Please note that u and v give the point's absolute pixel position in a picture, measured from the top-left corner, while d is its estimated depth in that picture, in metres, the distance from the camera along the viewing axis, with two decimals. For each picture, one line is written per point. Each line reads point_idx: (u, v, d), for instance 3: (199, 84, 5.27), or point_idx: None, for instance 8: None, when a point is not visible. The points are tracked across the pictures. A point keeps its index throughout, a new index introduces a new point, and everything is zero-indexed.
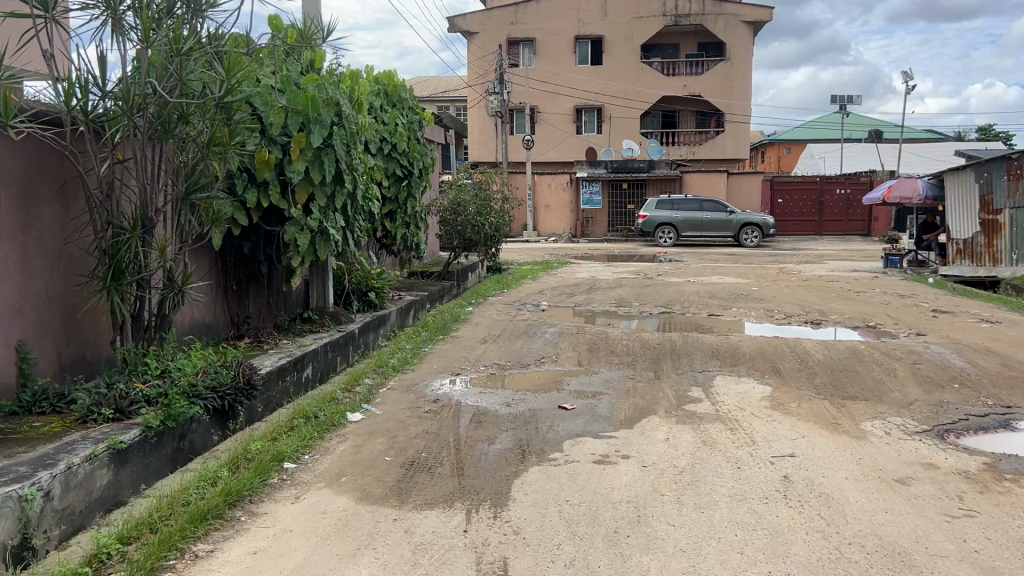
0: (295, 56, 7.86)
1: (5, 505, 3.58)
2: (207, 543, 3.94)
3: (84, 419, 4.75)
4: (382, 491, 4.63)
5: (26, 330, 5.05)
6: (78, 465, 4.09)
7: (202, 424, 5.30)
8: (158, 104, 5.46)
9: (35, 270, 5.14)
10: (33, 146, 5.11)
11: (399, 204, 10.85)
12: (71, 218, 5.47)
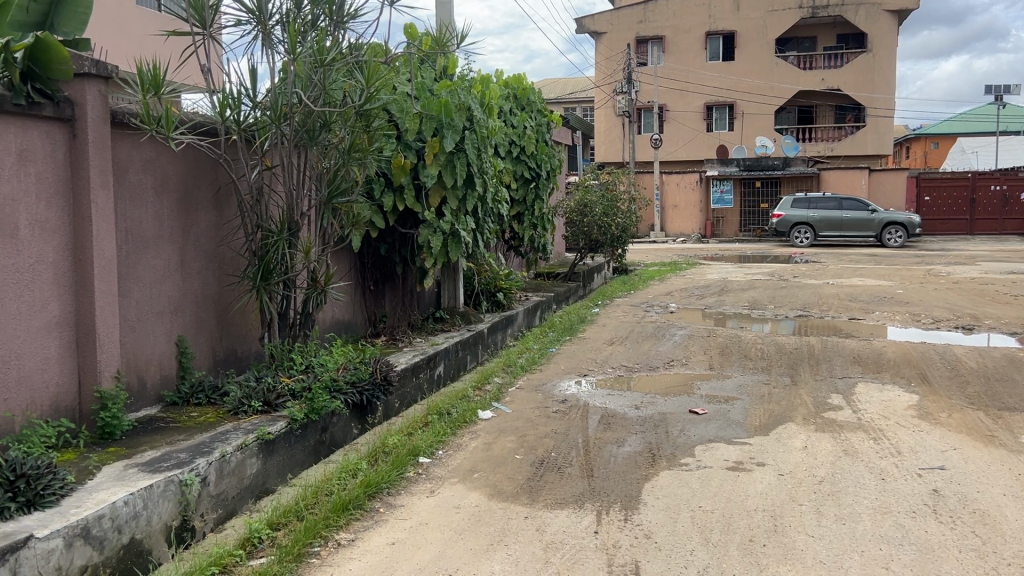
0: (429, 63, 8.08)
1: (169, 488, 3.87)
2: (349, 532, 4.12)
3: (235, 410, 5.07)
4: (513, 489, 4.70)
5: (185, 326, 5.43)
6: (231, 454, 4.36)
7: (343, 417, 5.54)
8: (304, 113, 5.77)
9: (193, 271, 5.52)
10: (192, 155, 5.48)
11: (527, 206, 10.97)
12: (225, 223, 5.83)
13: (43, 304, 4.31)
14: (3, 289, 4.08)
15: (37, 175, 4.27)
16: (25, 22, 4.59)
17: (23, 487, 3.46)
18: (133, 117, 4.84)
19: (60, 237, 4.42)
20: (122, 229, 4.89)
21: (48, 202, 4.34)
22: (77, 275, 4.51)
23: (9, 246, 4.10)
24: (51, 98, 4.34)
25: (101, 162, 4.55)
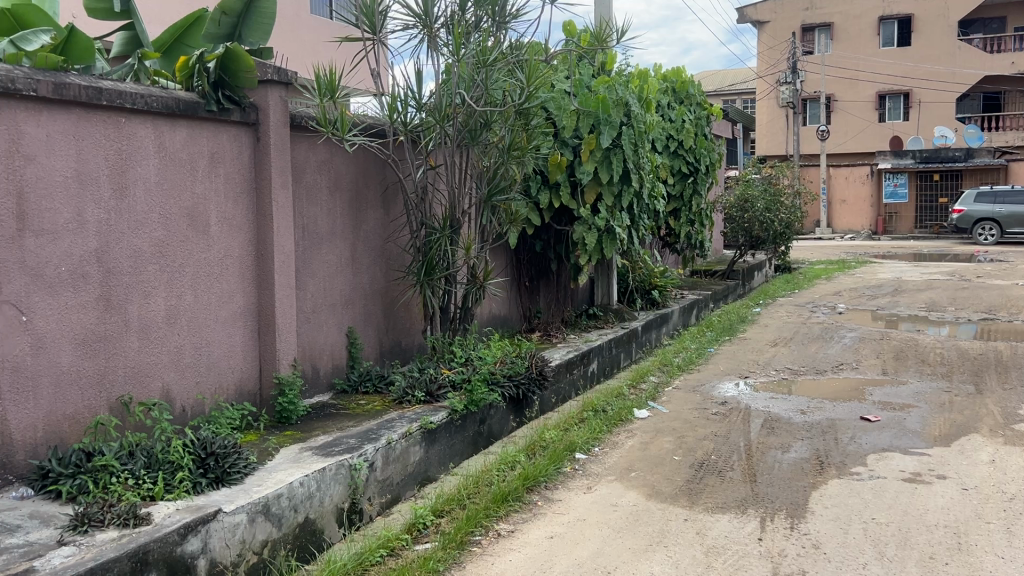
0: (587, 59, 8.06)
1: (340, 471, 4.09)
2: (508, 523, 4.19)
3: (400, 399, 5.29)
4: (672, 490, 4.63)
5: (354, 318, 5.71)
6: (396, 441, 4.54)
7: (500, 410, 5.65)
8: (466, 113, 5.91)
9: (362, 266, 5.79)
10: (362, 156, 5.75)
11: (684, 201, 10.76)
12: (391, 220, 6.08)
13: (230, 295, 4.66)
14: (196, 281, 4.43)
15: (225, 176, 4.61)
16: (217, 34, 4.90)
17: (212, 464, 3.76)
18: (310, 119, 5.13)
19: (245, 234, 4.75)
20: (299, 226, 5.19)
21: (235, 201, 4.67)
22: (259, 268, 4.84)
23: (201, 241, 4.45)
24: (238, 104, 4.68)
25: (282, 163, 4.85)
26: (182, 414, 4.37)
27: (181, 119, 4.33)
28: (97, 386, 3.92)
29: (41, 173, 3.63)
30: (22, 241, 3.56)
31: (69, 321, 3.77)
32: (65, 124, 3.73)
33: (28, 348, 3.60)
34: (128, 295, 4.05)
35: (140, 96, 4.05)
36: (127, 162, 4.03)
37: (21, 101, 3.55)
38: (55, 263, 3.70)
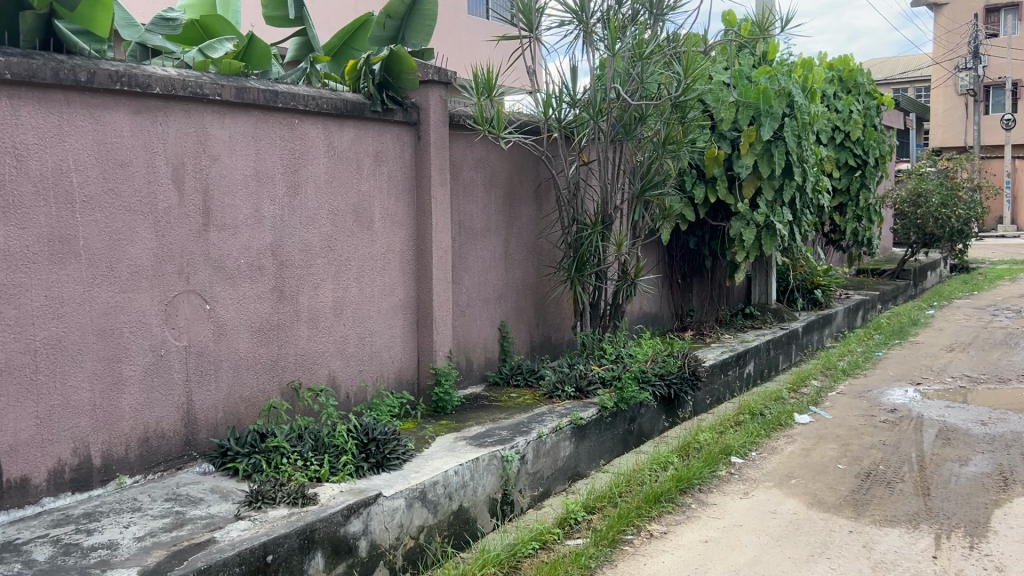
0: (748, 48, 7.78)
1: (492, 462, 4.16)
2: (661, 524, 4.13)
3: (550, 394, 5.33)
4: (836, 500, 4.40)
5: (506, 312, 5.80)
6: (547, 436, 4.57)
7: (652, 409, 5.57)
8: (621, 108, 5.85)
9: (515, 261, 5.86)
10: (517, 152, 5.83)
11: (851, 195, 10.22)
12: (544, 216, 6.13)
13: (391, 288, 4.84)
14: (360, 274, 4.63)
15: (388, 173, 4.78)
16: (382, 37, 5.08)
17: (373, 449, 3.93)
18: (468, 118, 5.25)
19: (405, 230, 4.92)
20: (456, 222, 5.32)
21: (397, 198, 4.85)
22: (418, 263, 5.00)
23: (365, 237, 4.65)
24: (401, 104, 4.84)
25: (440, 161, 4.99)
26: (347, 401, 4.59)
27: (349, 120, 4.53)
28: (270, 371, 4.18)
29: (224, 171, 3.91)
30: (208, 235, 3.85)
31: (247, 309, 4.04)
32: (245, 125, 3.99)
33: (211, 334, 3.89)
34: (298, 286, 4.29)
35: (312, 98, 4.27)
36: (300, 161, 4.26)
37: (208, 105, 3.83)
38: (236, 256, 3.98)
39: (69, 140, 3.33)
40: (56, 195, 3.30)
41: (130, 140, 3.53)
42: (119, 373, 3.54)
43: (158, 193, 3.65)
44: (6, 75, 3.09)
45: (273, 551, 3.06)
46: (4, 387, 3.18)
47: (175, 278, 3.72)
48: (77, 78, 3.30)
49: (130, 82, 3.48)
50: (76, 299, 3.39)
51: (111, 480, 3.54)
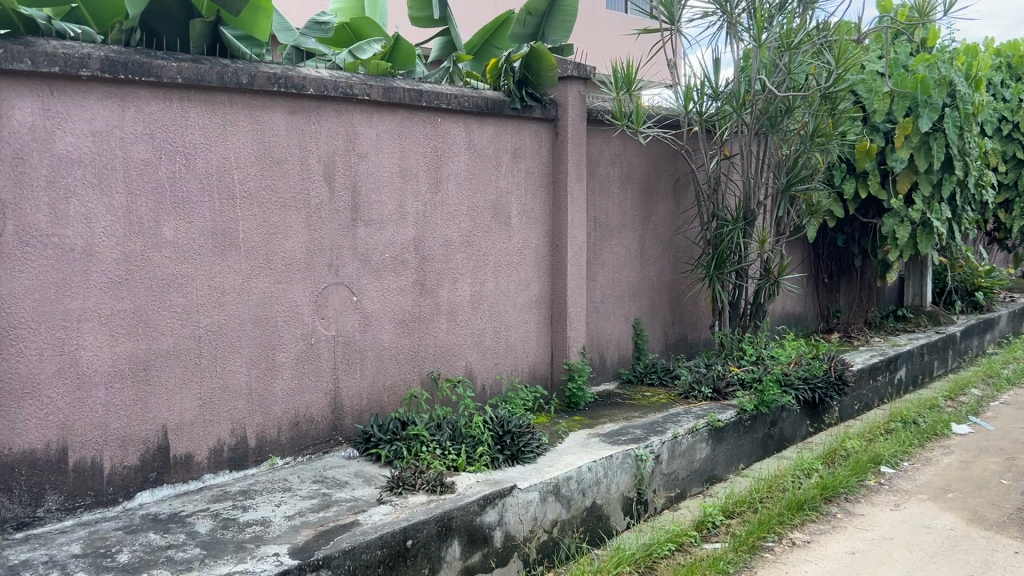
0: (906, 35, 7.34)
1: (626, 460, 4.13)
2: (804, 533, 3.98)
3: (686, 394, 5.24)
4: (999, 518, 4.10)
5: (642, 309, 5.74)
6: (682, 436, 4.48)
7: (794, 413, 5.36)
8: (766, 100, 5.65)
9: (651, 258, 5.79)
10: (656, 147, 5.75)
11: (1018, 191, 9.49)
12: (682, 212, 6.01)
13: (527, 283, 4.89)
14: (497, 269, 4.70)
15: (526, 170, 4.82)
16: (522, 34, 5.08)
17: (508, 442, 3.97)
18: (607, 114, 5.20)
19: (542, 225, 4.95)
20: (591, 218, 5.31)
21: (534, 193, 4.88)
22: (554, 258, 5.02)
23: (503, 232, 4.71)
24: (540, 101, 4.86)
25: (578, 156, 4.98)
26: (483, 392, 4.67)
27: (489, 117, 4.60)
28: (411, 362, 4.31)
29: (370, 168, 4.05)
30: (355, 230, 4.00)
31: (390, 302, 4.18)
32: (391, 124, 4.12)
33: (357, 324, 4.05)
34: (438, 280, 4.40)
35: (454, 96, 4.36)
36: (442, 158, 4.36)
37: (357, 104, 3.98)
38: (381, 250, 4.12)
39: (231, 139, 3.54)
40: (220, 191, 3.52)
41: (286, 139, 3.72)
42: (273, 360, 3.75)
43: (310, 189, 3.83)
44: (177, 79, 3.31)
45: (412, 536, 3.15)
46: (172, 370, 3.43)
47: (324, 270, 3.90)
48: (239, 81, 3.50)
49: (286, 84, 3.66)
50: (236, 289, 3.60)
51: (264, 461, 3.75)
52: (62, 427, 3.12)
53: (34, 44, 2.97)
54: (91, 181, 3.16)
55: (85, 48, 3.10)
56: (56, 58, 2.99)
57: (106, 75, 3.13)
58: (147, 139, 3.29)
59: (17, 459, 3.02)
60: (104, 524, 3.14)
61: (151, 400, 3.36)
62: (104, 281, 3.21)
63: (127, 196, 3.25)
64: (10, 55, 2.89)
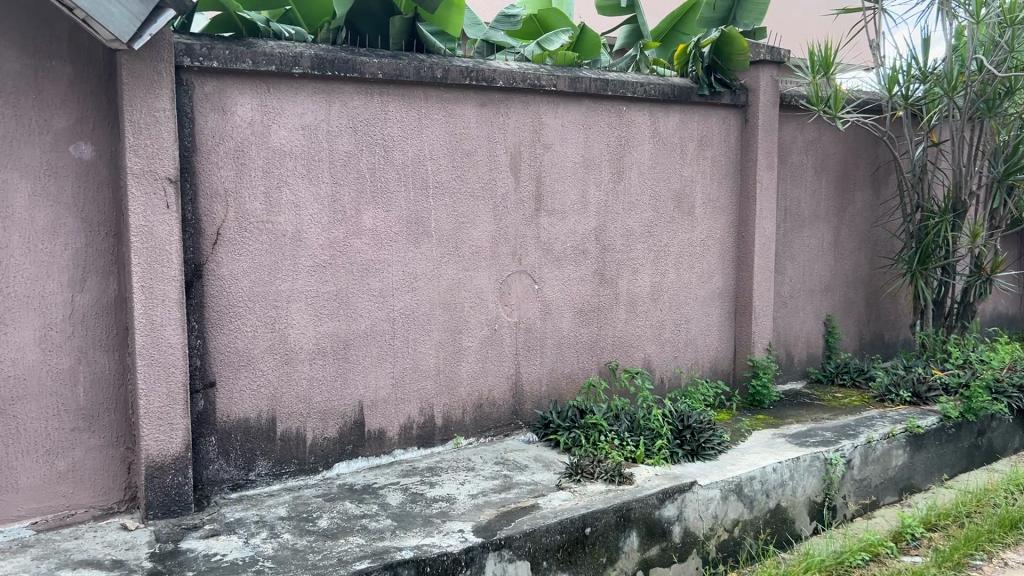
0: None
1: (814, 463, 3.94)
2: (1019, 555, 3.62)
3: (882, 397, 4.94)
4: None
5: (834, 305, 5.45)
6: (877, 441, 4.22)
7: (1006, 423, 4.90)
8: (984, 81, 5.15)
9: (846, 252, 5.47)
10: (854, 133, 5.42)
11: None
12: (881, 202, 5.64)
13: (711, 275, 4.76)
14: (679, 260, 4.62)
15: (713, 159, 4.70)
16: (712, 18, 4.94)
17: (689, 437, 3.90)
18: (802, 99, 4.97)
19: (728, 216, 4.81)
20: (781, 207, 5.09)
21: (720, 182, 4.75)
22: (739, 250, 4.87)
23: (686, 223, 4.62)
24: (729, 87, 4.70)
25: (769, 145, 4.79)
26: (662, 385, 4.61)
27: (675, 105, 4.51)
28: (590, 350, 4.32)
29: (556, 159, 4.10)
30: (539, 220, 4.07)
31: (571, 291, 4.22)
32: (577, 114, 4.14)
33: (538, 312, 4.11)
34: (619, 270, 4.38)
35: (641, 84, 4.29)
36: (626, 147, 4.33)
37: (544, 95, 4.03)
38: (563, 240, 4.16)
39: (425, 131, 3.69)
40: (414, 181, 3.68)
41: (476, 131, 3.83)
42: (459, 343, 3.88)
43: (498, 179, 3.92)
44: (378, 74, 3.49)
45: (591, 524, 3.17)
46: (368, 350, 3.62)
47: (509, 259, 3.99)
48: (435, 76, 3.63)
49: (477, 77, 3.75)
50: (427, 275, 3.75)
51: (449, 440, 3.89)
52: (271, 398, 3.39)
53: (254, 45, 3.22)
54: (300, 172, 3.39)
55: (297, 48, 3.32)
56: (273, 57, 3.23)
57: (315, 72, 3.33)
58: (350, 132, 3.49)
59: (233, 425, 3.31)
60: (307, 490, 3.39)
61: (349, 377, 3.58)
62: (311, 265, 3.44)
63: (331, 186, 3.47)
64: (234, 56, 3.15)
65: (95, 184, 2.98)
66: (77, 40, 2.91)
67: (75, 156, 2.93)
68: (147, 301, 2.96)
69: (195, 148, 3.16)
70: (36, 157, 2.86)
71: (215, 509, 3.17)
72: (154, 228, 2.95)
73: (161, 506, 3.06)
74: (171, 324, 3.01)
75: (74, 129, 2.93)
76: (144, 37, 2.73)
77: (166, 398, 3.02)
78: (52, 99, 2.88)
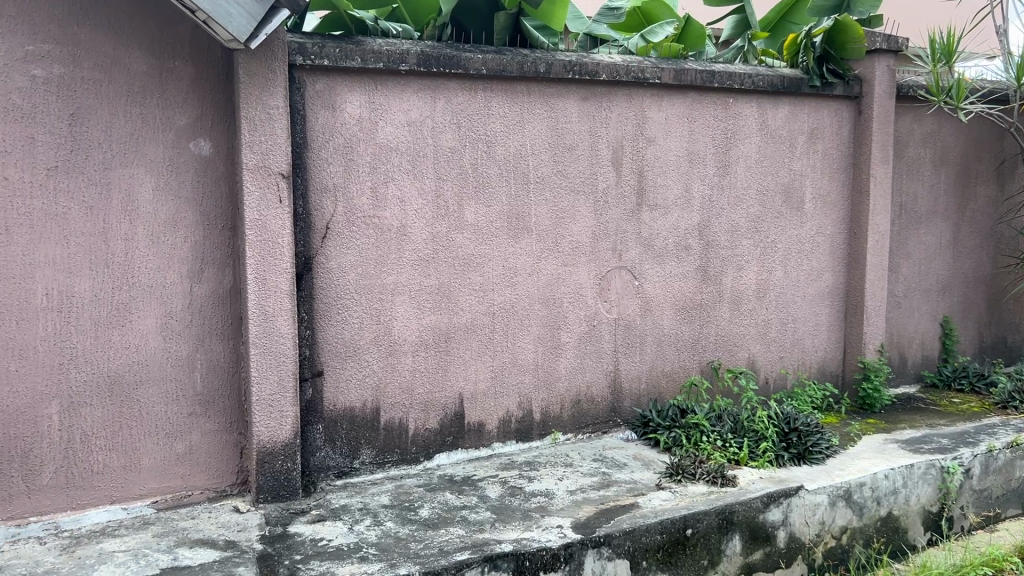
0: None
1: (930, 471, 3.76)
2: None
3: (1005, 404, 4.66)
4: None
5: (952, 306, 5.18)
6: (999, 450, 3.99)
7: None
8: None
9: (966, 250, 5.19)
10: (976, 125, 5.13)
11: None
12: (1007, 198, 5.32)
13: (820, 273, 4.60)
14: (787, 257, 4.47)
15: (823, 152, 4.53)
16: (825, 7, 4.69)
17: (795, 440, 3.77)
18: (920, 89, 4.74)
19: (839, 211, 4.63)
20: (897, 203, 4.87)
21: (831, 176, 4.57)
22: (850, 247, 4.68)
23: (795, 218, 4.47)
24: (843, 78, 4.53)
25: (884, 137, 4.58)
26: (766, 385, 4.48)
27: (785, 96, 4.36)
28: (691, 349, 4.24)
29: (659, 153, 4.03)
30: (640, 215, 4.02)
31: (673, 287, 4.15)
32: (681, 107, 4.06)
33: (638, 309, 4.06)
34: (723, 267, 4.28)
35: (748, 76, 4.17)
36: (733, 141, 4.22)
37: (648, 88, 3.96)
38: (665, 235, 4.10)
39: (528, 126, 3.69)
40: (516, 176, 3.69)
41: (578, 125, 3.81)
42: (558, 339, 3.87)
43: (599, 174, 3.89)
44: (482, 70, 3.50)
45: (692, 525, 3.12)
46: (469, 343, 3.66)
47: (609, 255, 3.95)
48: (538, 70, 3.63)
49: (580, 71, 3.73)
50: (527, 271, 3.76)
51: (547, 435, 3.89)
52: (375, 389, 3.47)
53: (363, 43, 3.28)
54: (406, 167, 3.45)
55: (404, 45, 3.37)
56: (380, 54, 3.29)
57: (421, 69, 3.38)
58: (454, 128, 3.53)
59: (339, 414, 3.40)
60: (408, 480, 3.45)
61: (449, 370, 3.62)
62: (415, 258, 3.49)
63: (435, 181, 3.51)
64: (344, 53, 3.23)
65: (213, 179, 3.11)
66: (198, 42, 3.04)
67: (194, 152, 3.07)
68: (260, 293, 3.06)
69: (306, 144, 3.25)
70: (159, 153, 3.00)
71: (321, 495, 3.26)
72: (267, 221, 3.05)
73: (271, 490, 3.16)
74: (282, 315, 3.11)
75: (194, 126, 3.06)
76: (260, 37, 2.82)
77: (277, 386, 3.13)
78: (175, 97, 3.01)
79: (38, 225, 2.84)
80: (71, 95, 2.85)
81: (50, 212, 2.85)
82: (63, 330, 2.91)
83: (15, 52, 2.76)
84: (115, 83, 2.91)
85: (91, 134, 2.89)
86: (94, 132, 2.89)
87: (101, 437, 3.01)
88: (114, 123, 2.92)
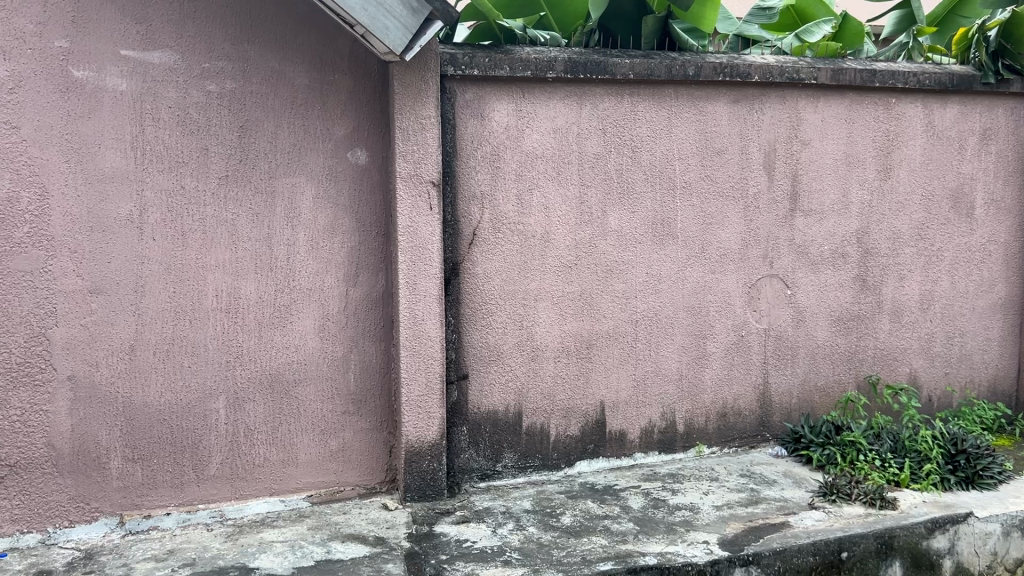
0: None
1: None
2: None
3: None
4: None
5: None
6: None
7: None
8: None
9: None
10: None
11: None
12: None
13: (992, 284, 4.27)
14: (954, 267, 4.18)
15: (998, 153, 4.20)
16: None
17: (963, 463, 3.51)
18: None
19: (1014, 217, 4.28)
20: None
21: (1006, 180, 4.23)
22: None
23: (964, 225, 4.17)
24: None
25: None
26: (929, 404, 4.21)
27: (954, 95, 4.08)
28: (847, 362, 4.03)
29: (814, 156, 3.86)
30: (794, 221, 3.86)
31: (828, 298, 3.96)
32: (838, 108, 3.88)
33: (790, 320, 3.91)
34: (883, 276, 4.05)
35: (914, 74, 3.93)
36: (895, 143, 3.99)
37: (803, 89, 3.80)
38: (820, 242, 3.92)
39: (675, 131, 3.62)
40: (662, 181, 3.63)
41: (728, 129, 3.71)
42: (704, 348, 3.77)
43: (750, 178, 3.77)
44: (630, 75, 3.47)
45: (848, 548, 2.96)
46: (611, 350, 3.63)
47: (759, 262, 3.82)
48: (686, 73, 3.55)
49: (732, 73, 3.62)
50: (671, 278, 3.69)
51: (691, 447, 3.80)
52: (519, 393, 3.49)
53: (512, 52, 3.32)
54: (551, 174, 3.46)
55: (552, 53, 3.38)
56: (528, 62, 3.31)
57: (568, 75, 3.38)
58: (599, 134, 3.51)
59: (483, 417, 3.45)
60: (550, 486, 3.45)
61: (592, 377, 3.60)
62: (559, 265, 3.50)
63: (580, 187, 3.50)
64: (493, 62, 3.27)
65: (368, 187, 3.23)
66: (356, 55, 3.16)
67: (351, 161, 3.19)
68: (410, 296, 3.15)
69: (455, 152, 3.32)
70: (319, 162, 3.15)
71: (465, 497, 3.32)
72: (418, 228, 3.14)
73: (418, 489, 3.25)
74: (431, 319, 3.19)
75: (352, 136, 3.19)
76: (415, 49, 2.93)
77: (425, 387, 3.21)
78: (334, 109, 3.15)
79: (210, 230, 3.03)
80: (241, 109, 3.03)
81: (221, 219, 3.04)
82: (230, 330, 3.09)
83: (194, 69, 2.97)
84: (281, 96, 3.07)
85: (259, 145, 3.06)
86: (261, 143, 3.07)
87: (263, 432, 3.18)
88: (279, 134, 3.08)
